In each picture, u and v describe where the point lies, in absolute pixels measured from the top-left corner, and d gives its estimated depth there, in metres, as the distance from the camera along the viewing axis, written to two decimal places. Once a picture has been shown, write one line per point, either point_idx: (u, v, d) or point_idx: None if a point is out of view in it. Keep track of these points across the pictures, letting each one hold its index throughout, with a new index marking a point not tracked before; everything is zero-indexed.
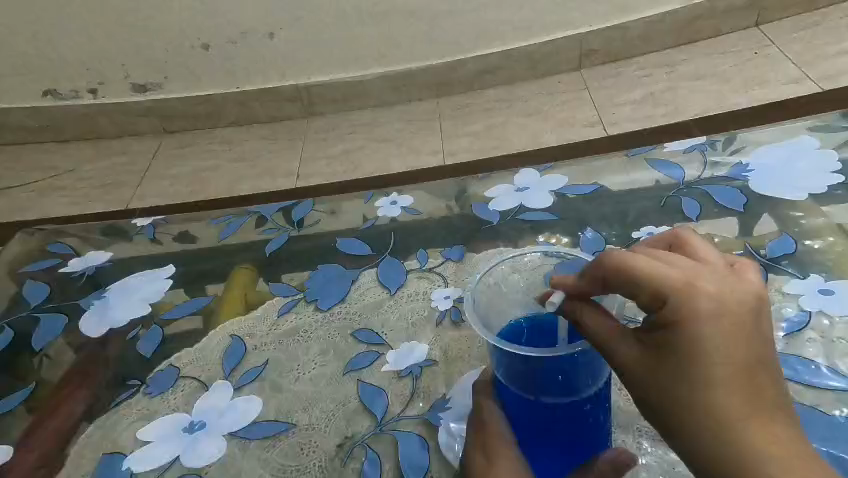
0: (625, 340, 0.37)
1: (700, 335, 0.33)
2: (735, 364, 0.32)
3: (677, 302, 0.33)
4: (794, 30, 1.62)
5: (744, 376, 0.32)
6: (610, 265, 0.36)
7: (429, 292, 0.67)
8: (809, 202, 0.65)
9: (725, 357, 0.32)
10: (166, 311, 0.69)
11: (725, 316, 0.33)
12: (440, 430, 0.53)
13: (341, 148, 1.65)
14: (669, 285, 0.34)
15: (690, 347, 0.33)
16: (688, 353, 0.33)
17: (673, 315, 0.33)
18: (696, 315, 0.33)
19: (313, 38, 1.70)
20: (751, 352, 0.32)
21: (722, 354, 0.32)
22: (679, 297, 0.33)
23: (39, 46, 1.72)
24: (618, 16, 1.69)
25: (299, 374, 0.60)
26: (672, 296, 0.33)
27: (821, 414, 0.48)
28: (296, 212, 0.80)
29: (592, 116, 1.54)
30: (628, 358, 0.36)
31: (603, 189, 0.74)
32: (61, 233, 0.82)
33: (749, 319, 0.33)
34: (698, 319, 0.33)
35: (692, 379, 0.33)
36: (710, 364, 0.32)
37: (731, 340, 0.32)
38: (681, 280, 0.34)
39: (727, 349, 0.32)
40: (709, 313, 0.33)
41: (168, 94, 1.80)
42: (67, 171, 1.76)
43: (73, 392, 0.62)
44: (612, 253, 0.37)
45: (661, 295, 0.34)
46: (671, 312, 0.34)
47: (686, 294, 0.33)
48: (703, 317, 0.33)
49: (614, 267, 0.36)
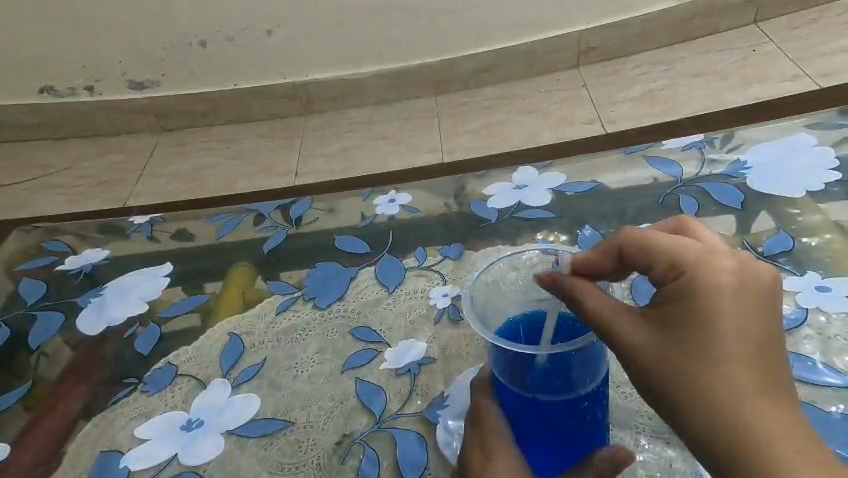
0: (632, 315, 0.37)
1: (714, 306, 0.33)
2: (749, 338, 0.32)
3: (691, 272, 0.34)
4: (791, 28, 1.63)
5: (757, 352, 0.32)
6: (628, 238, 0.39)
7: (427, 290, 0.66)
8: (807, 200, 0.65)
9: (738, 330, 0.32)
10: (165, 309, 0.68)
11: (741, 291, 0.33)
12: (439, 428, 0.53)
13: (339, 146, 1.65)
14: (684, 256, 0.35)
15: (703, 318, 0.33)
16: (699, 324, 0.33)
17: (687, 285, 0.34)
18: (711, 286, 0.34)
19: (312, 36, 1.69)
20: (765, 330, 0.32)
21: (735, 327, 0.32)
22: (694, 268, 0.35)
23: (33, 43, 1.71)
24: (617, 14, 1.70)
25: (298, 372, 0.60)
26: (687, 267, 0.35)
27: (817, 411, 0.49)
28: (295, 210, 0.80)
29: (590, 114, 1.55)
30: (635, 330, 0.37)
31: (601, 187, 0.74)
32: (58, 231, 0.81)
33: (764, 298, 0.33)
34: (713, 290, 0.33)
35: (703, 351, 0.33)
36: (723, 336, 0.32)
37: (746, 314, 0.33)
38: (697, 254, 0.35)
39: (742, 323, 0.32)
40: (723, 286, 0.33)
41: (164, 92, 1.79)
42: (63, 169, 1.74)
43: (71, 391, 0.61)
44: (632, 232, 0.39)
45: (676, 265, 0.35)
46: (685, 282, 0.34)
47: (702, 266, 0.35)
48: (717, 289, 0.33)
49: (635, 243, 0.38)
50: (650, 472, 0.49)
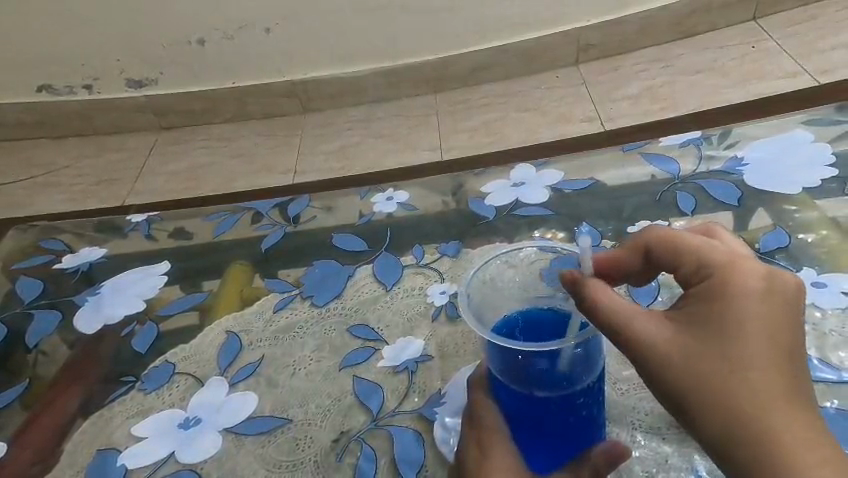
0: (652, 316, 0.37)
1: (740, 308, 0.34)
2: (773, 342, 0.33)
3: (720, 274, 0.36)
4: (791, 24, 1.63)
5: (779, 356, 0.32)
6: (659, 238, 0.40)
7: (424, 288, 0.67)
8: (803, 196, 0.65)
9: (763, 334, 0.33)
10: (162, 307, 0.69)
11: (768, 297, 0.34)
12: (435, 425, 0.53)
13: (338, 144, 1.65)
14: (714, 259, 0.37)
15: (728, 319, 0.34)
16: (724, 325, 0.34)
17: (714, 286, 0.35)
18: (738, 289, 0.34)
19: (310, 33, 1.69)
20: (788, 335, 0.33)
21: (760, 330, 0.33)
22: (723, 270, 0.36)
23: (32, 41, 1.71)
24: (615, 11, 1.69)
25: (295, 371, 0.60)
26: (716, 269, 0.36)
27: (812, 406, 0.49)
28: (292, 208, 0.80)
29: (588, 111, 1.55)
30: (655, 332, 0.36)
31: (598, 184, 0.74)
32: (55, 230, 0.81)
33: (790, 306, 0.34)
34: (740, 293, 0.34)
35: (727, 351, 0.33)
36: (748, 337, 0.33)
37: (771, 319, 0.33)
38: (727, 258, 0.36)
39: (768, 326, 0.33)
40: (750, 291, 0.34)
41: (163, 90, 1.79)
42: (62, 168, 1.75)
43: (68, 390, 0.61)
44: (661, 232, 0.41)
45: (706, 267, 0.37)
46: (714, 284, 0.35)
47: (730, 269, 0.36)
48: (744, 292, 0.34)
49: (664, 245, 0.40)
50: (647, 469, 0.49)
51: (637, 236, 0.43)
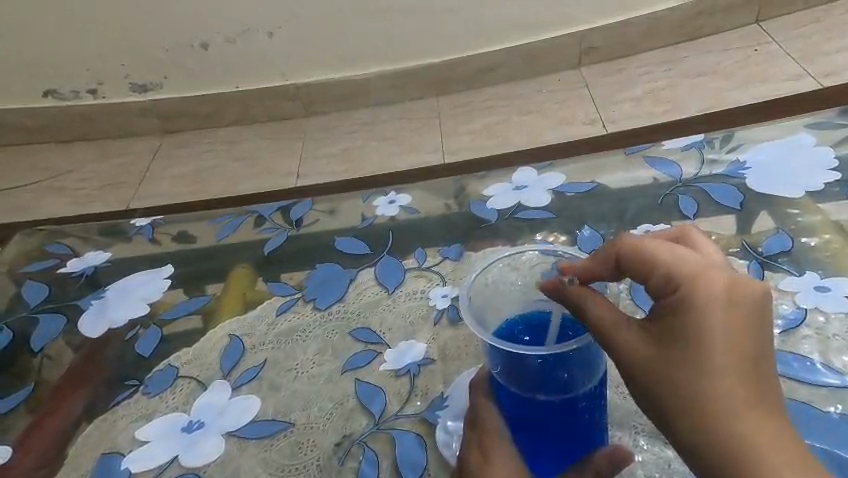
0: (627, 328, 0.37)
1: (709, 323, 0.33)
2: (741, 354, 0.33)
3: (689, 287, 0.35)
4: (794, 27, 1.62)
5: (747, 368, 0.32)
6: (629, 246, 0.39)
7: (427, 291, 0.67)
8: (806, 200, 0.65)
9: (731, 348, 0.33)
10: (166, 310, 0.69)
11: (735, 308, 0.33)
12: (438, 428, 0.53)
13: (341, 147, 1.65)
14: (682, 271, 0.35)
15: (697, 335, 0.33)
16: (693, 339, 0.34)
17: (683, 300, 0.35)
18: (705, 303, 0.34)
19: (313, 37, 1.70)
20: (756, 346, 0.33)
21: (728, 344, 0.33)
22: (691, 283, 0.35)
23: (37, 46, 1.72)
24: (618, 14, 1.70)
25: (298, 374, 0.60)
26: (684, 281, 0.35)
27: (815, 411, 0.49)
28: (295, 212, 0.80)
29: (591, 114, 1.55)
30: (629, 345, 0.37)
31: (600, 187, 0.74)
32: (60, 234, 0.82)
33: (758, 315, 0.33)
34: (708, 307, 0.34)
35: (696, 366, 0.33)
36: (716, 352, 0.33)
37: (738, 332, 0.33)
38: (695, 268, 0.35)
39: (735, 339, 0.33)
40: (718, 304, 0.34)
41: (167, 94, 1.79)
42: (67, 171, 1.75)
43: (72, 393, 0.61)
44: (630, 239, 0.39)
45: (674, 279, 0.35)
46: (682, 298, 0.35)
47: (698, 282, 0.35)
48: (712, 306, 0.34)
49: (632, 253, 0.38)
50: (649, 473, 0.49)
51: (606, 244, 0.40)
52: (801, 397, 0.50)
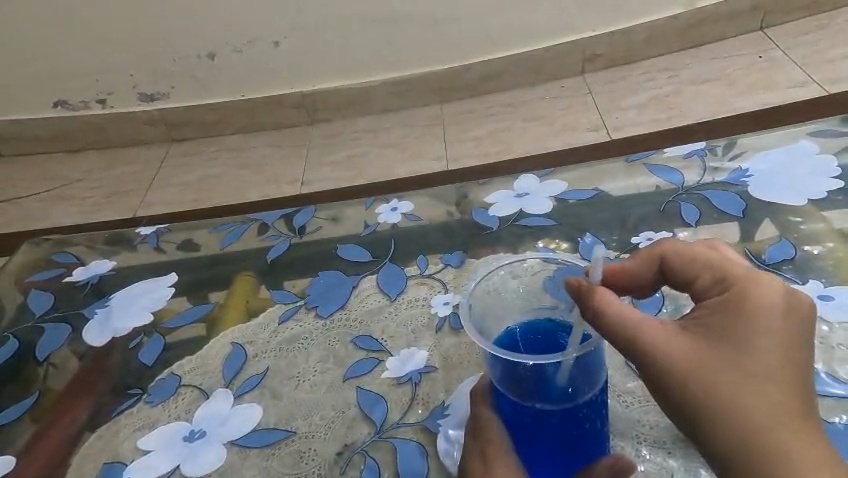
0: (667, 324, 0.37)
1: (757, 324, 0.34)
2: (785, 360, 0.33)
3: (740, 288, 0.36)
4: (798, 34, 1.62)
5: (791, 374, 0.33)
6: (679, 249, 0.41)
7: (428, 298, 0.67)
8: (810, 208, 0.65)
9: (777, 352, 0.33)
10: (170, 318, 0.69)
11: (785, 314, 0.34)
12: (439, 436, 0.53)
13: (345, 154, 1.66)
14: (733, 274, 0.37)
15: (744, 335, 0.34)
16: (740, 339, 0.34)
17: (734, 299, 0.36)
18: (758, 305, 0.35)
19: (319, 46, 1.71)
20: (798, 355, 0.34)
21: (774, 349, 0.34)
22: (743, 286, 0.36)
23: (47, 57, 1.75)
24: (621, 21, 1.70)
25: (300, 382, 0.61)
26: (735, 282, 0.36)
27: (820, 422, 0.49)
28: (298, 219, 0.80)
29: (595, 120, 1.55)
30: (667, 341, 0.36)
31: (602, 194, 0.74)
32: (66, 243, 0.82)
33: (805, 326, 0.35)
34: (758, 310, 0.35)
35: (741, 365, 0.34)
36: (762, 354, 0.34)
37: (784, 338, 0.34)
38: (746, 272, 0.37)
39: (783, 343, 0.34)
40: (769, 307, 0.35)
41: (174, 103, 1.81)
42: (75, 180, 1.77)
43: (76, 403, 0.62)
44: (680, 244, 0.41)
45: (725, 280, 0.37)
46: (732, 298, 0.36)
47: (749, 285, 0.36)
48: (762, 309, 0.35)
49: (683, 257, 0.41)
50: None
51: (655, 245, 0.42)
52: None
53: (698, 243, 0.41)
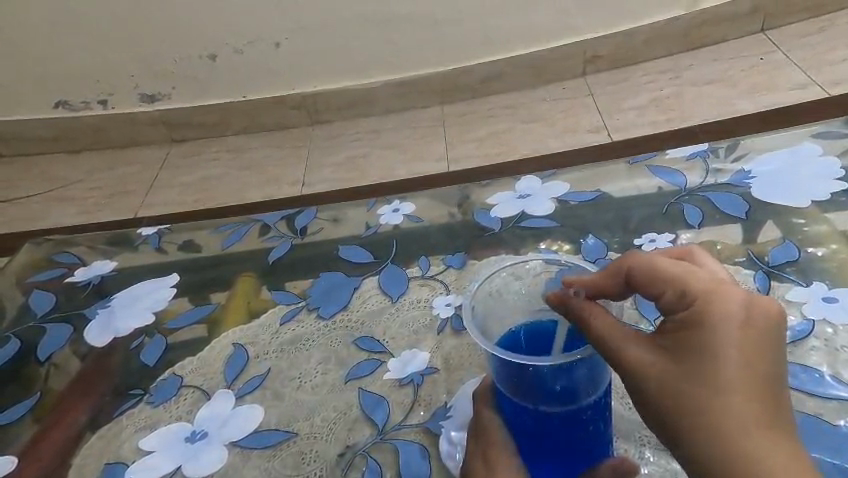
0: (638, 343, 0.37)
1: (721, 337, 0.34)
2: (754, 370, 0.33)
3: (703, 302, 0.36)
4: (800, 36, 1.62)
5: (762, 385, 0.33)
6: (643, 263, 0.40)
7: (430, 299, 0.67)
8: (813, 210, 0.65)
9: (744, 364, 0.33)
10: (171, 319, 0.69)
11: (750, 324, 0.34)
12: (441, 438, 0.53)
13: (346, 155, 1.66)
14: (696, 287, 0.37)
15: (710, 349, 0.34)
16: (706, 354, 0.34)
17: (697, 314, 0.35)
18: (721, 317, 0.34)
19: (320, 47, 1.71)
20: (768, 363, 0.33)
21: (741, 360, 0.33)
22: (705, 299, 0.36)
23: (49, 58, 1.75)
24: (622, 23, 1.70)
25: (301, 383, 0.60)
26: (697, 295, 0.36)
27: (824, 425, 0.48)
28: (299, 220, 0.80)
29: (596, 122, 1.55)
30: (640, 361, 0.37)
31: (604, 195, 0.74)
32: (68, 243, 0.82)
33: (772, 334, 0.34)
34: (721, 322, 0.34)
35: (709, 380, 0.33)
36: (729, 366, 0.33)
37: (752, 347, 0.33)
38: (709, 285, 0.36)
39: (750, 354, 0.33)
40: (733, 318, 0.34)
41: (175, 104, 1.81)
42: (76, 181, 1.77)
43: (77, 403, 0.62)
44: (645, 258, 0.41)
45: (688, 295, 0.37)
46: (696, 312, 0.35)
47: (712, 297, 0.36)
48: (725, 321, 0.34)
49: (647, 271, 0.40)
50: None
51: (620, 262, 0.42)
52: (811, 411, 0.49)
53: (663, 256, 0.41)
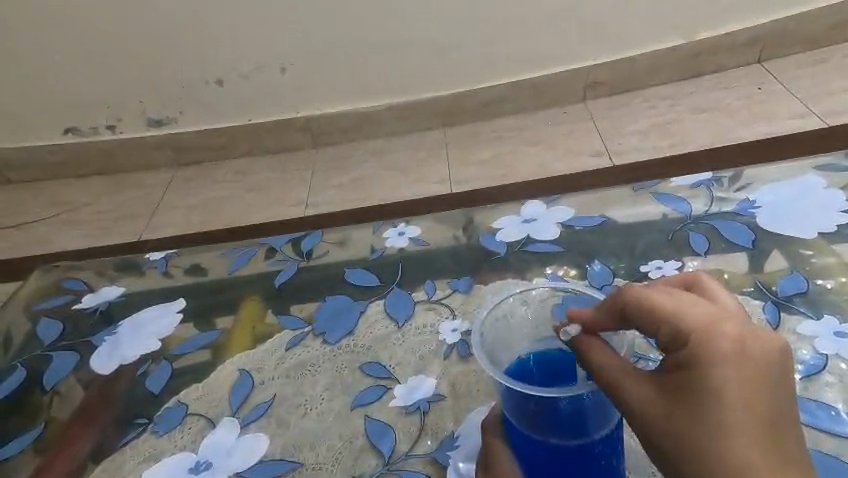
0: (637, 383, 0.37)
1: (720, 379, 0.32)
2: (755, 411, 0.31)
3: (698, 340, 0.34)
4: (796, 67, 1.65)
5: (764, 427, 0.31)
6: (635, 298, 0.39)
7: (437, 325, 0.66)
8: (820, 242, 0.65)
9: (744, 405, 0.31)
10: (177, 345, 0.68)
11: (748, 363, 0.33)
12: (449, 469, 0.52)
13: (350, 177, 1.67)
14: (692, 323, 0.35)
15: (710, 392, 0.33)
16: (706, 396, 0.33)
17: (693, 353, 0.34)
18: (718, 357, 0.33)
19: (325, 72, 1.73)
20: (771, 403, 0.32)
21: (742, 402, 0.32)
22: (702, 336, 0.34)
23: (57, 82, 1.77)
24: (622, 50, 1.73)
25: (306, 410, 0.59)
26: (693, 333, 0.35)
27: (839, 463, 0.48)
28: (306, 243, 0.80)
29: (598, 146, 1.56)
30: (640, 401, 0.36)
31: (609, 221, 0.74)
32: (76, 269, 0.82)
33: (772, 371, 0.32)
34: (718, 361, 0.33)
35: (709, 422, 0.32)
36: (729, 408, 0.32)
37: (752, 388, 0.32)
38: (706, 320, 0.35)
39: (749, 394, 0.32)
40: (729, 358, 0.33)
41: (185, 130, 1.82)
42: (82, 205, 1.77)
43: (80, 434, 0.60)
44: (636, 291, 0.39)
45: (684, 331, 0.35)
46: (693, 351, 0.34)
47: (707, 334, 0.34)
48: (722, 360, 0.33)
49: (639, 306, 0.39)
50: None
51: (613, 298, 0.41)
52: (827, 449, 0.49)
53: (654, 289, 0.39)
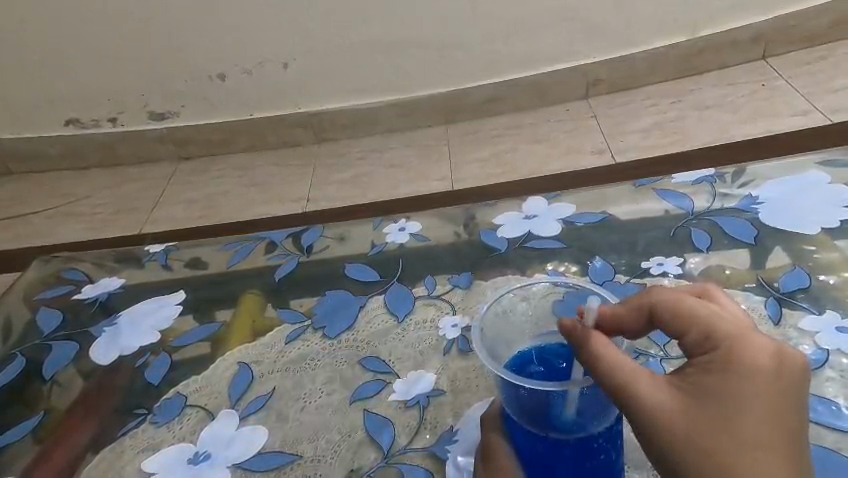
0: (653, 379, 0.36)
1: (746, 386, 0.32)
2: (774, 423, 0.31)
3: (729, 347, 0.34)
4: (800, 64, 1.64)
5: (780, 442, 0.31)
6: (667, 301, 0.39)
7: (437, 319, 0.66)
8: (823, 237, 0.64)
9: (767, 415, 0.32)
10: (177, 337, 0.68)
11: (775, 377, 0.33)
12: (448, 463, 0.52)
13: (350, 174, 1.67)
14: (723, 329, 0.35)
15: (734, 398, 0.32)
16: (727, 400, 0.32)
17: (722, 359, 0.34)
18: (747, 365, 0.33)
19: (327, 70, 1.74)
20: (790, 419, 0.32)
21: (765, 413, 0.32)
22: (732, 344, 0.34)
23: (60, 76, 1.77)
24: (624, 47, 1.72)
25: (305, 404, 0.59)
26: (724, 340, 0.35)
27: (838, 458, 0.47)
28: (306, 238, 0.80)
29: (600, 144, 1.56)
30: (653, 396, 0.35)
31: (611, 218, 0.74)
32: (76, 260, 0.82)
33: (797, 388, 0.33)
34: (746, 369, 0.33)
35: (729, 426, 0.32)
36: (751, 415, 0.32)
37: (778, 399, 0.32)
38: (737, 329, 0.35)
39: (773, 405, 0.32)
40: (758, 368, 0.33)
41: (185, 123, 1.83)
42: (83, 197, 1.77)
43: (80, 423, 0.60)
44: (666, 294, 0.39)
45: (713, 337, 0.35)
46: (721, 357, 0.34)
47: (738, 342, 0.34)
48: (752, 369, 0.33)
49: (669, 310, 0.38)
50: None
51: (644, 295, 0.40)
52: (826, 444, 0.48)
53: (686, 294, 0.39)
